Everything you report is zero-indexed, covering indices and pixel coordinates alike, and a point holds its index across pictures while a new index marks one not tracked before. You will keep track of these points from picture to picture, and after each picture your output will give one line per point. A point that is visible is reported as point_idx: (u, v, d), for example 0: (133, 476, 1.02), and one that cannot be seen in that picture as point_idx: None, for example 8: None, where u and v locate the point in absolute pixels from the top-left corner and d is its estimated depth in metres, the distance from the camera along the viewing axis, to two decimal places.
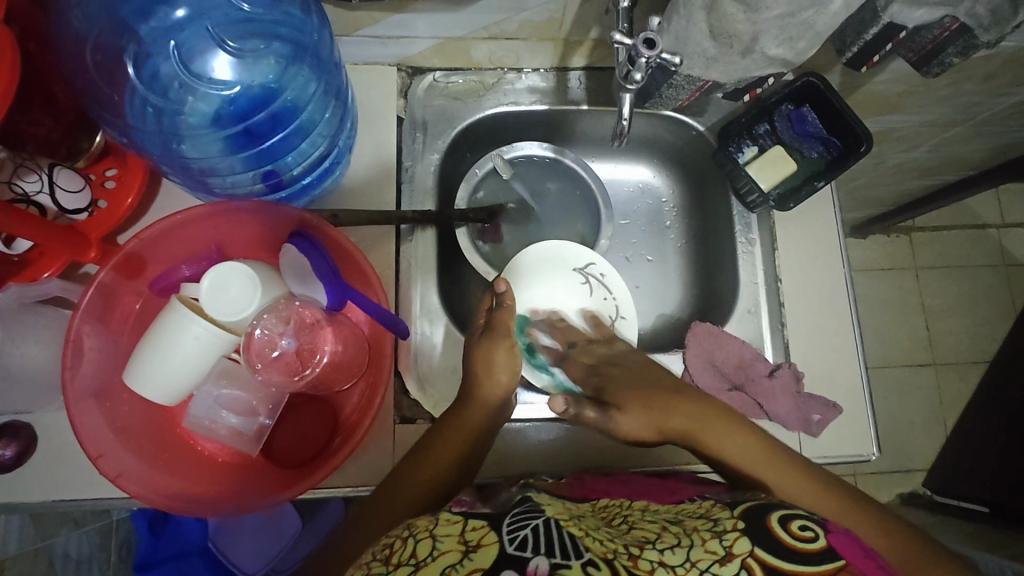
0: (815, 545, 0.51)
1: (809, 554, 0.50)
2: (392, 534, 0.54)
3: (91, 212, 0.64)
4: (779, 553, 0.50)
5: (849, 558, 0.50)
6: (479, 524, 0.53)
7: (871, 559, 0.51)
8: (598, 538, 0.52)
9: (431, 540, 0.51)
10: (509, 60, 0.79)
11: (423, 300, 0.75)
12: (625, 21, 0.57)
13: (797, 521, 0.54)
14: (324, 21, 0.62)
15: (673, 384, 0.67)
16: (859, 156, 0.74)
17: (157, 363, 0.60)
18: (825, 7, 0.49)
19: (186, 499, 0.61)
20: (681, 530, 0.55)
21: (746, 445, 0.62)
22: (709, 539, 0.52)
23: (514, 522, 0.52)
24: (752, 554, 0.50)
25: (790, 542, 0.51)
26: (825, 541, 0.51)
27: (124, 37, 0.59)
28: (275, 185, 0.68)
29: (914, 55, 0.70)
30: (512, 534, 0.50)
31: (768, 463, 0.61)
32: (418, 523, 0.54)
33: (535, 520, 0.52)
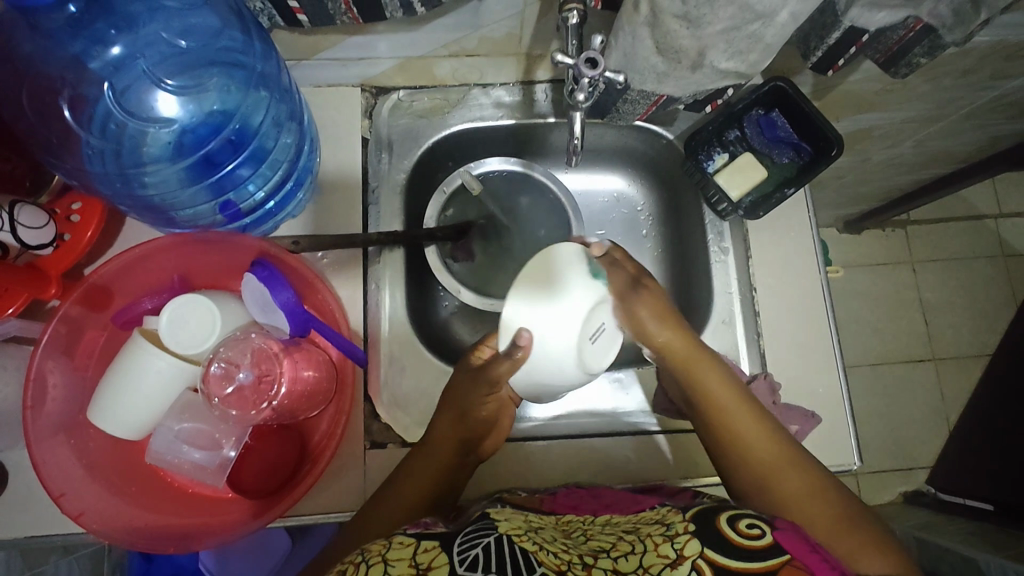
0: (761, 543, 0.50)
1: (756, 552, 0.49)
2: (347, 560, 0.50)
3: (56, 245, 0.64)
4: (730, 555, 0.49)
5: (794, 553, 0.49)
6: (430, 544, 0.50)
7: (820, 554, 0.50)
8: (551, 550, 0.51)
9: (384, 564, 0.47)
10: (473, 76, 0.79)
11: (393, 323, 0.74)
12: (574, 38, 0.57)
13: (745, 519, 0.53)
14: (268, 45, 0.62)
15: (700, 363, 0.66)
16: (829, 160, 0.72)
17: (119, 400, 0.60)
18: (771, 20, 0.48)
19: (150, 534, 0.61)
20: (636, 536, 0.54)
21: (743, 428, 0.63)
22: (662, 543, 0.52)
23: (466, 542, 0.50)
24: (702, 556, 0.49)
25: (737, 539, 0.50)
26: (771, 537, 0.50)
27: (60, 81, 0.58)
28: (235, 215, 0.68)
29: (881, 56, 0.69)
30: (462, 554, 0.48)
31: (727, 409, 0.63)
32: (371, 546, 0.51)
33: (485, 538, 0.50)
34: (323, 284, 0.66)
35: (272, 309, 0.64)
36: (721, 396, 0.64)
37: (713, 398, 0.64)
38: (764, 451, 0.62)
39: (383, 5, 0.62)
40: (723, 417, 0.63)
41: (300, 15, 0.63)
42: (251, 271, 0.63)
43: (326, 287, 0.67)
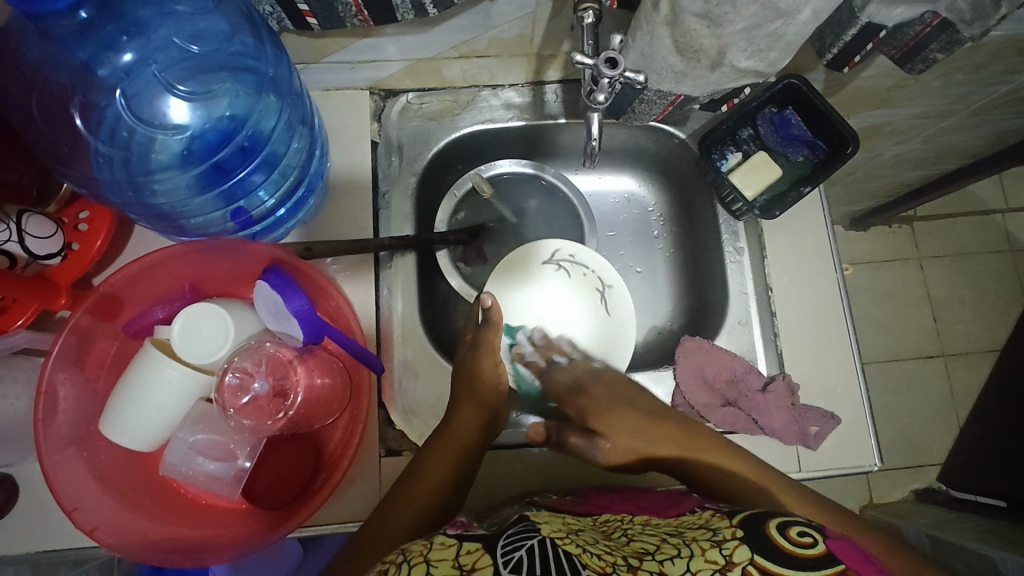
0: (813, 552, 0.47)
1: (809, 559, 0.47)
2: (387, 560, 0.49)
3: (64, 254, 0.63)
4: (781, 562, 0.47)
5: (850, 563, 0.47)
6: (473, 547, 0.49)
7: (874, 564, 0.48)
8: (595, 552, 0.49)
9: (427, 565, 0.47)
10: (483, 78, 0.78)
11: (406, 328, 0.73)
12: (590, 37, 0.56)
13: (796, 527, 0.51)
14: (279, 50, 0.62)
15: (698, 442, 0.62)
16: (845, 158, 0.72)
17: (134, 411, 0.59)
18: (793, 17, 0.47)
19: (166, 548, 0.60)
20: (681, 540, 0.53)
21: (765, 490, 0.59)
22: (709, 548, 0.50)
23: (508, 544, 0.49)
24: (752, 562, 0.47)
25: (787, 546, 0.49)
26: (824, 545, 0.48)
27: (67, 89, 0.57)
28: (246, 222, 0.67)
29: (897, 52, 0.68)
30: (507, 556, 0.47)
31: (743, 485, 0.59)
32: (412, 546, 0.50)
33: (529, 539, 0.49)
34: (338, 291, 0.65)
35: (285, 317, 0.64)
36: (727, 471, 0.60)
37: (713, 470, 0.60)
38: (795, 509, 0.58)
39: (394, 7, 0.61)
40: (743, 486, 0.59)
41: (309, 18, 0.62)
42: (264, 278, 0.62)
43: (339, 293, 0.65)
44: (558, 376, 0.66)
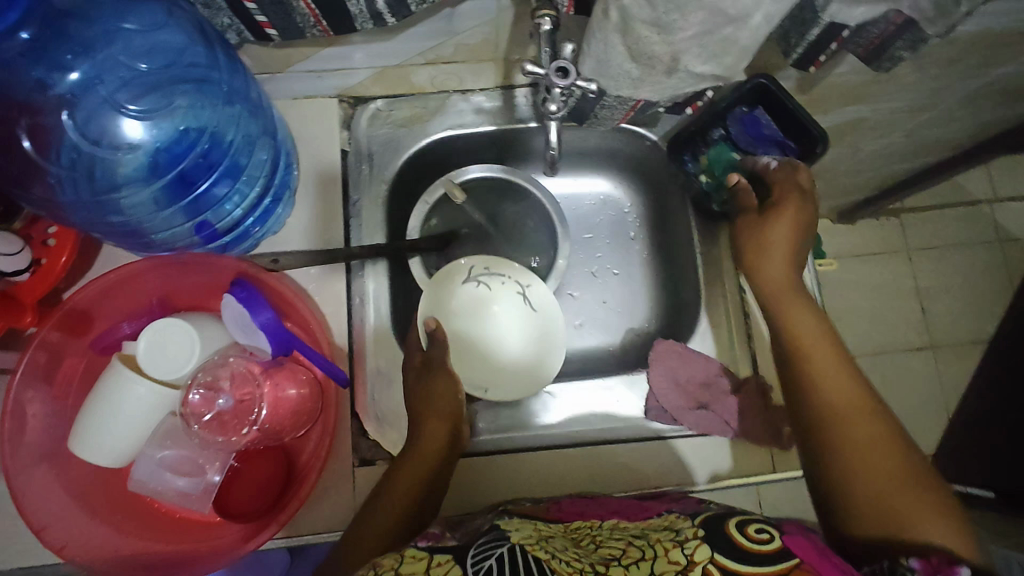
0: (770, 548, 0.49)
1: (767, 556, 0.48)
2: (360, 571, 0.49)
3: (33, 269, 0.63)
4: (737, 558, 0.48)
5: (806, 558, 0.48)
6: (443, 558, 0.49)
7: (829, 559, 0.49)
8: (563, 559, 0.49)
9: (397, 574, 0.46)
10: (452, 83, 0.78)
11: (378, 338, 0.73)
12: (549, 44, 0.56)
13: (753, 527, 0.52)
14: (232, 59, 0.61)
15: (793, 300, 0.65)
16: (814, 157, 0.73)
17: (99, 430, 0.59)
18: (745, 22, 0.47)
19: (134, 564, 0.61)
20: (646, 542, 0.53)
21: (832, 378, 0.59)
22: (672, 548, 0.51)
23: (478, 554, 0.49)
24: (712, 560, 0.48)
25: (744, 544, 0.50)
26: (779, 542, 0.50)
27: (18, 112, 0.56)
28: (212, 236, 0.66)
29: (863, 51, 0.67)
30: (476, 566, 0.47)
31: (841, 399, 0.58)
32: (383, 560, 0.50)
33: (498, 548, 0.50)
34: (302, 302, 0.64)
35: (252, 329, 0.64)
36: (808, 321, 0.63)
37: (804, 344, 0.62)
38: (871, 456, 0.55)
39: (353, 16, 0.60)
40: (834, 410, 0.58)
41: (268, 29, 0.61)
42: (230, 293, 0.63)
43: (304, 303, 0.65)
44: (750, 198, 0.71)
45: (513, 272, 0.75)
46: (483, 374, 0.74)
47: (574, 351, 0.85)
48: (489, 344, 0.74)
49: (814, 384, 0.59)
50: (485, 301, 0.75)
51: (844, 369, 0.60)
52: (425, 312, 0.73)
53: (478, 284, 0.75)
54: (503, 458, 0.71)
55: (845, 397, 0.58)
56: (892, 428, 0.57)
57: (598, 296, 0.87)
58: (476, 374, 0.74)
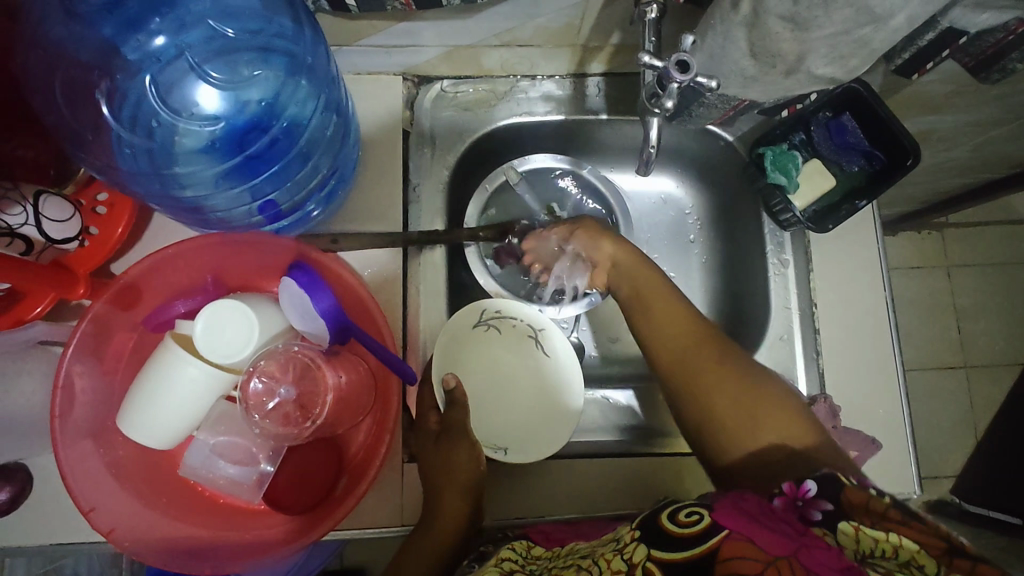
0: (697, 527, 0.44)
1: (692, 538, 0.43)
2: None
3: (82, 241, 0.60)
4: (673, 549, 0.43)
5: (738, 527, 0.42)
6: None
7: (760, 522, 0.43)
8: None
9: None
10: (522, 67, 0.74)
11: (433, 330, 0.70)
12: (653, 34, 0.52)
13: (683, 508, 0.46)
14: (318, 34, 0.58)
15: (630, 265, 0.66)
16: (905, 170, 0.67)
17: (153, 411, 0.57)
18: (885, 24, 0.43)
19: (182, 555, 0.59)
20: (591, 560, 0.48)
21: (660, 306, 0.62)
22: (613, 557, 0.46)
23: None
24: (651, 558, 0.44)
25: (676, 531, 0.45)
26: (709, 519, 0.44)
27: (96, 72, 0.55)
28: (274, 216, 0.64)
29: (971, 59, 0.63)
30: None
31: (675, 345, 0.60)
32: None
33: None
34: (366, 292, 0.61)
35: (313, 317, 0.61)
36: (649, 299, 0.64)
37: (648, 299, 0.63)
38: (710, 386, 0.57)
39: None
40: (672, 353, 0.60)
41: None
42: (291, 275, 0.60)
43: (369, 293, 0.61)
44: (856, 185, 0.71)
45: (523, 313, 0.70)
46: (500, 432, 0.67)
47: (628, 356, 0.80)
48: (502, 401, 0.69)
49: (649, 332, 0.62)
50: (498, 349, 0.70)
51: (671, 312, 0.62)
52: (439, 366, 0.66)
53: (489, 328, 0.70)
54: (560, 464, 0.67)
55: (671, 341, 0.61)
56: (742, 369, 0.58)
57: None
58: (493, 432, 0.68)
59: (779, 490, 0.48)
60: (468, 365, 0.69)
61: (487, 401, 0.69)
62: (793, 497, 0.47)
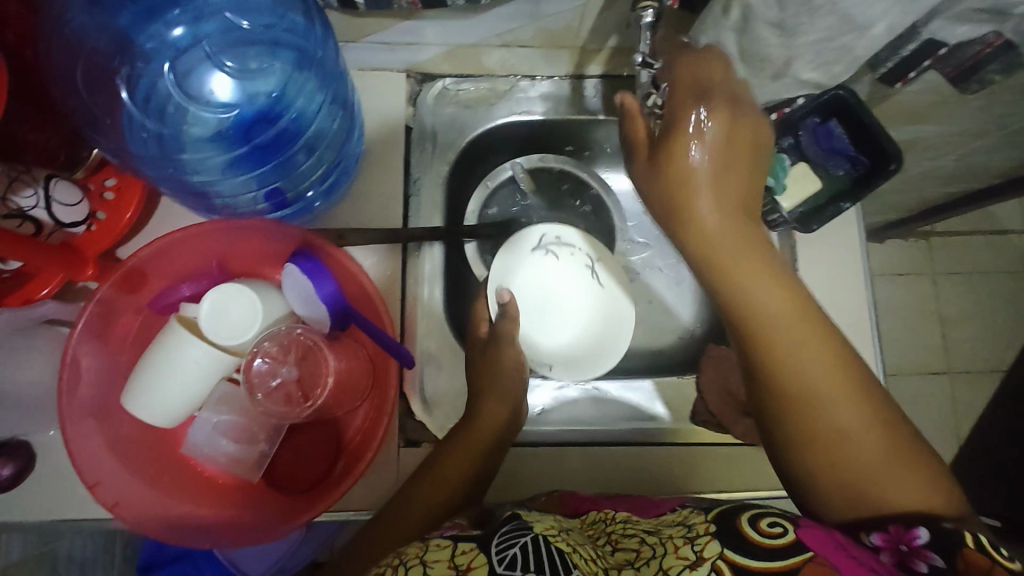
0: (783, 540, 0.42)
1: (778, 549, 0.42)
2: (384, 561, 0.46)
3: (89, 225, 0.62)
4: (750, 554, 0.42)
5: (823, 549, 0.42)
6: (468, 546, 0.46)
7: (849, 551, 0.42)
8: (585, 555, 0.46)
9: (422, 566, 0.43)
10: (522, 67, 0.76)
11: (431, 319, 0.72)
12: (649, 38, 0.55)
13: (766, 517, 0.45)
14: (328, 31, 0.60)
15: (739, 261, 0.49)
16: (886, 174, 0.70)
17: (158, 388, 0.58)
18: (866, 32, 0.46)
19: (182, 529, 0.60)
20: (658, 539, 0.48)
21: (774, 320, 0.48)
22: (683, 545, 0.46)
23: (503, 541, 0.46)
24: (723, 556, 0.43)
25: (756, 538, 0.43)
26: (794, 536, 0.43)
27: (116, 58, 0.57)
28: (279, 204, 0.66)
29: (952, 71, 0.66)
30: (501, 554, 0.44)
31: (813, 376, 0.47)
32: (408, 548, 0.47)
33: (523, 537, 0.46)
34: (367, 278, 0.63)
35: (313, 303, 0.63)
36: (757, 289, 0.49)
37: (761, 313, 0.48)
38: (844, 415, 0.46)
39: None
40: (809, 388, 0.47)
41: None
42: (294, 262, 0.61)
43: (370, 280, 0.63)
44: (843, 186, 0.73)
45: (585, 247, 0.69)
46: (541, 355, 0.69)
47: (619, 349, 0.83)
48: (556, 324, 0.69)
49: (781, 359, 0.48)
50: (557, 273, 0.69)
51: (816, 346, 0.48)
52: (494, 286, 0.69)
53: (548, 253, 0.69)
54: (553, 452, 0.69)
55: (814, 373, 0.47)
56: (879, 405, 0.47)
57: (658, 288, 0.85)
58: (536, 355, 0.69)
59: (877, 526, 0.44)
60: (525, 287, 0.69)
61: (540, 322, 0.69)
62: (896, 539, 0.43)
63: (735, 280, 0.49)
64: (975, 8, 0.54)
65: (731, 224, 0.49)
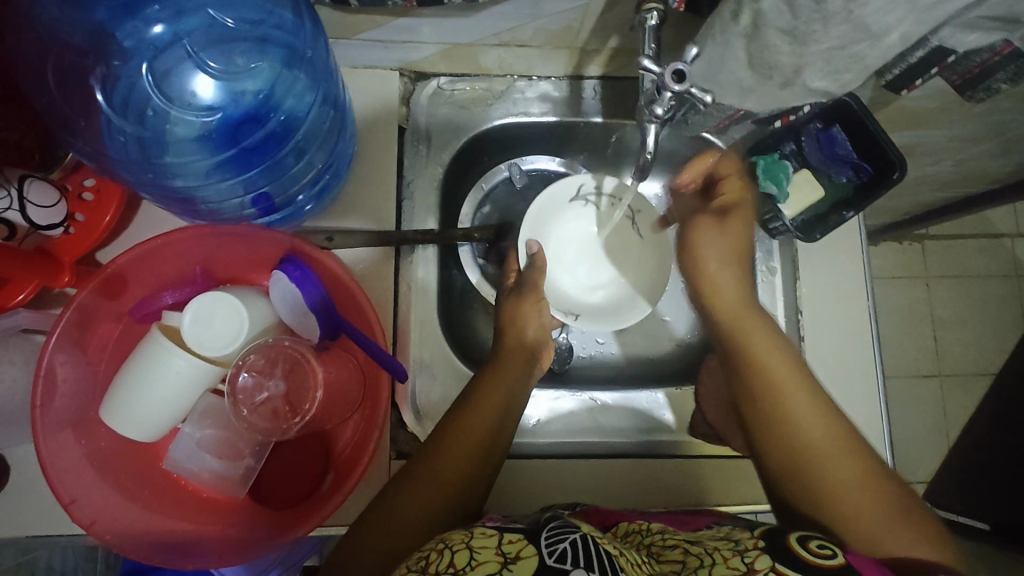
0: (835, 562, 0.46)
1: (830, 568, 0.45)
2: (427, 547, 0.45)
3: (67, 228, 0.60)
4: (795, 567, 0.45)
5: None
6: (515, 537, 0.45)
7: None
8: (632, 560, 0.46)
9: (469, 552, 0.42)
10: (519, 67, 0.74)
11: (424, 326, 0.70)
12: (653, 41, 0.53)
13: (814, 539, 0.49)
14: (318, 26, 0.57)
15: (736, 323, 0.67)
16: (891, 183, 0.68)
17: (139, 402, 0.56)
18: (880, 40, 0.44)
19: (163, 548, 0.58)
20: (703, 549, 0.49)
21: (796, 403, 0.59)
22: (732, 557, 0.47)
23: (553, 535, 0.45)
24: (775, 568, 0.45)
25: (808, 557, 0.46)
26: (844, 559, 0.46)
27: (89, 57, 0.54)
28: (267, 208, 0.63)
29: (959, 77, 0.64)
30: (552, 546, 0.43)
31: (822, 440, 0.57)
32: (452, 534, 0.46)
33: (574, 533, 0.45)
34: (356, 285, 0.60)
35: (301, 310, 0.61)
36: (764, 348, 0.64)
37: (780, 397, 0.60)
38: (844, 488, 0.55)
39: None
40: (809, 452, 0.57)
41: None
42: (281, 268, 0.59)
43: (360, 288, 0.60)
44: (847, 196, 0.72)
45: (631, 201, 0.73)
46: (570, 301, 0.73)
47: (615, 357, 0.82)
48: (582, 273, 0.75)
49: (791, 415, 0.59)
50: (587, 226, 0.75)
51: (817, 413, 0.59)
52: (528, 229, 0.71)
53: (584, 203, 0.74)
54: (550, 464, 0.68)
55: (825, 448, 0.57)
56: (871, 468, 0.56)
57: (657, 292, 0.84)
58: (558, 300, 0.73)
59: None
60: (556, 234, 0.74)
61: (565, 272, 0.74)
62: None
63: (758, 361, 0.63)
64: (987, 16, 0.52)
65: (771, 340, 0.64)
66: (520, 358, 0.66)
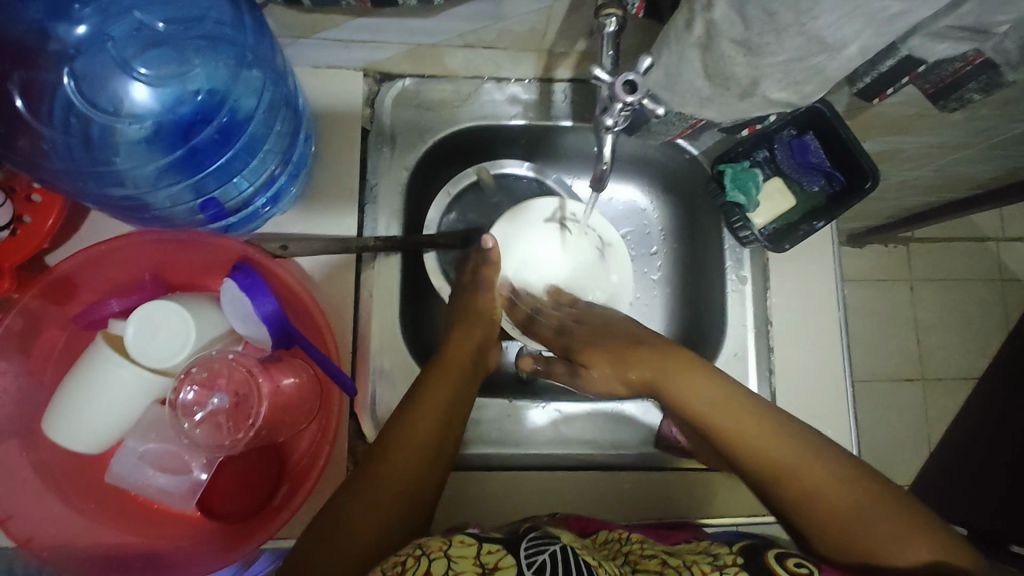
0: None
1: None
2: (402, 551, 0.43)
3: (12, 230, 0.58)
4: None
5: None
6: (494, 546, 0.45)
7: None
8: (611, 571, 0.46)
9: (447, 561, 0.42)
10: (487, 68, 0.72)
11: (384, 334, 0.68)
12: (612, 48, 0.51)
13: (790, 557, 0.47)
14: (262, 25, 0.56)
15: (658, 353, 0.59)
16: (862, 192, 0.66)
17: (78, 415, 0.54)
18: (838, 53, 0.42)
19: (104, 563, 0.57)
20: (680, 563, 0.48)
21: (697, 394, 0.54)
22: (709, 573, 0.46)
23: (531, 546, 0.46)
24: None
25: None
26: None
27: (8, 63, 0.52)
28: (218, 214, 0.61)
29: (932, 86, 0.62)
30: (530, 558, 0.44)
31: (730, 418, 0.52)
32: (428, 541, 0.45)
33: (551, 546, 0.46)
34: (308, 294, 0.59)
35: (253, 321, 0.59)
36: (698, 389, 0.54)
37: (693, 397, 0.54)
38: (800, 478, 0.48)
39: None
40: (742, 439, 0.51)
41: None
42: (232, 276, 0.57)
43: (311, 296, 0.59)
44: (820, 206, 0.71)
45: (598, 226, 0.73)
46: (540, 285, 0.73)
47: None
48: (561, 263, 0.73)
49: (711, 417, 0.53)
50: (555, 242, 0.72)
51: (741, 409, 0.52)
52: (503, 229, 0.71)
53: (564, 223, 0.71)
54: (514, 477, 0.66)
55: (784, 457, 0.49)
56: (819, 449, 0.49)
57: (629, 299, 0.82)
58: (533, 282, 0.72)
59: None
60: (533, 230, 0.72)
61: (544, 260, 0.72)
62: None
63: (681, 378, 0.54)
64: (956, 26, 0.51)
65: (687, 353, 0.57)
66: (460, 365, 0.64)
